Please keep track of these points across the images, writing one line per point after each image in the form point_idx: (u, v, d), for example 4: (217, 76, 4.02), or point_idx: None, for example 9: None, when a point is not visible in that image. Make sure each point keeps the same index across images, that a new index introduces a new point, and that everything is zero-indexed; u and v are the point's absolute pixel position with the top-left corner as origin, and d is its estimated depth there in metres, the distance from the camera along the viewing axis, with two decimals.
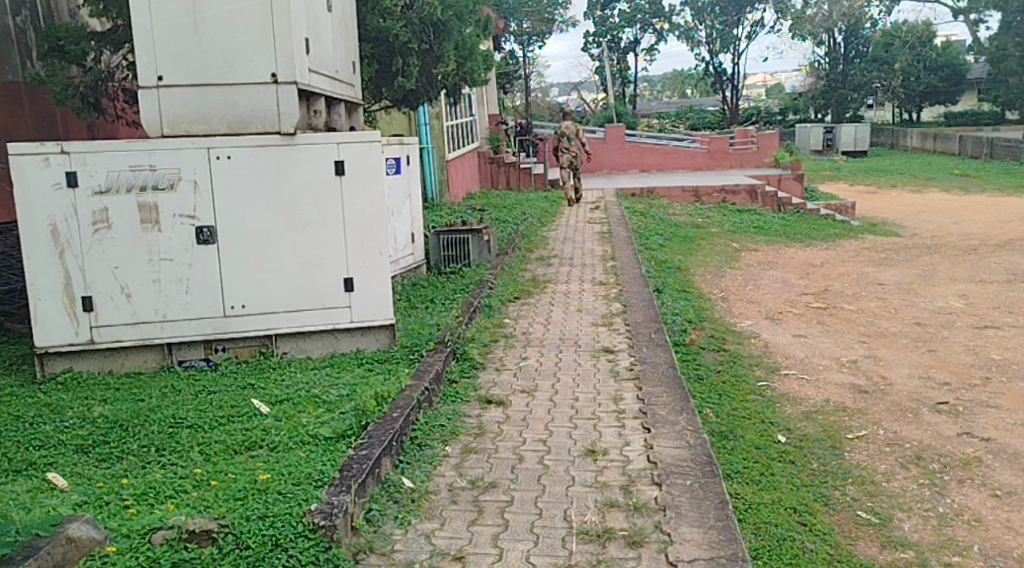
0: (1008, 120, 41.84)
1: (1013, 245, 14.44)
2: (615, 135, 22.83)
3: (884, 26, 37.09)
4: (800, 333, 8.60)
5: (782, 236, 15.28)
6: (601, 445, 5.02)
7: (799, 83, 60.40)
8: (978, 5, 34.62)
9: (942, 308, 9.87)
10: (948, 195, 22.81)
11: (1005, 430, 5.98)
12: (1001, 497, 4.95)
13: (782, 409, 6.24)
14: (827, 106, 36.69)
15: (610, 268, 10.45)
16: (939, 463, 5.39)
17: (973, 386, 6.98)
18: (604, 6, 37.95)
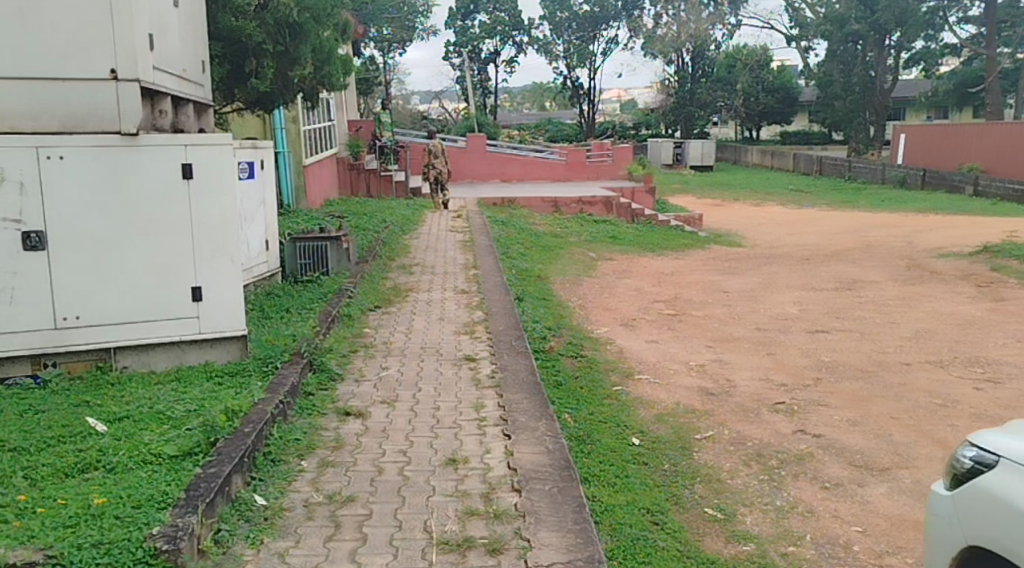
0: (835, 142, 45.12)
1: (841, 256, 15.52)
2: (476, 144, 22.99)
3: (728, 49, 39.17)
4: (652, 339, 8.89)
5: (636, 246, 15.79)
6: (461, 454, 5.00)
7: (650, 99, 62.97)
8: (809, 33, 37.18)
9: (780, 314, 10.48)
10: (785, 208, 24.26)
11: (834, 426, 6.38)
12: (830, 488, 5.28)
13: (636, 413, 6.43)
14: (676, 122, 38.35)
15: (471, 276, 10.46)
16: (777, 459, 5.70)
17: (807, 385, 7.43)
18: (464, 17, 38.22)
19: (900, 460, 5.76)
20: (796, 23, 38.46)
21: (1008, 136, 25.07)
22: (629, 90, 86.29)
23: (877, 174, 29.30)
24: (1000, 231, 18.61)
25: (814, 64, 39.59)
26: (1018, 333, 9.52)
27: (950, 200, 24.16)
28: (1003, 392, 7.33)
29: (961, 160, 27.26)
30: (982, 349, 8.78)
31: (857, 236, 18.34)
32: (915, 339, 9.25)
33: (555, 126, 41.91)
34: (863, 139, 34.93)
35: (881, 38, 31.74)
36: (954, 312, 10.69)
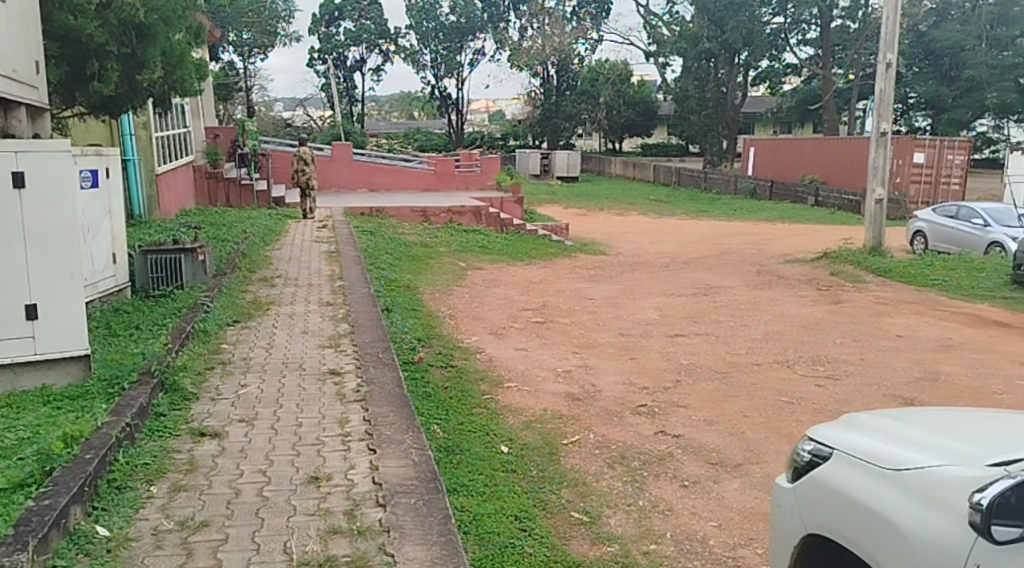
0: (693, 155, 47.10)
1: (699, 263, 16.20)
2: (342, 153, 22.63)
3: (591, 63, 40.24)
4: (521, 347, 8.98)
5: (505, 256, 15.93)
6: (325, 471, 4.88)
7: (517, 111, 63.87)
8: (666, 50, 38.73)
9: (643, 319, 10.82)
10: (647, 218, 25.12)
11: (692, 425, 6.64)
12: (689, 486, 5.47)
13: (505, 420, 6.47)
14: (543, 134, 39.07)
15: (338, 288, 10.28)
16: (640, 460, 5.86)
17: (667, 387, 7.70)
18: (329, 23, 37.60)
19: (751, 456, 6.04)
20: (653, 40, 39.95)
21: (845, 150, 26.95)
22: (494, 101, 87.39)
23: (730, 184, 30.77)
24: (838, 238, 19.89)
25: (671, 80, 41.23)
26: (855, 333, 10.20)
27: (795, 210, 25.65)
28: (842, 388, 7.82)
29: (804, 173, 29.01)
30: (823, 349, 9.35)
31: (712, 245, 19.17)
32: (765, 340, 9.74)
33: (424, 135, 41.87)
34: (716, 151, 36.56)
35: (730, 57, 33.46)
36: (799, 314, 11.33)
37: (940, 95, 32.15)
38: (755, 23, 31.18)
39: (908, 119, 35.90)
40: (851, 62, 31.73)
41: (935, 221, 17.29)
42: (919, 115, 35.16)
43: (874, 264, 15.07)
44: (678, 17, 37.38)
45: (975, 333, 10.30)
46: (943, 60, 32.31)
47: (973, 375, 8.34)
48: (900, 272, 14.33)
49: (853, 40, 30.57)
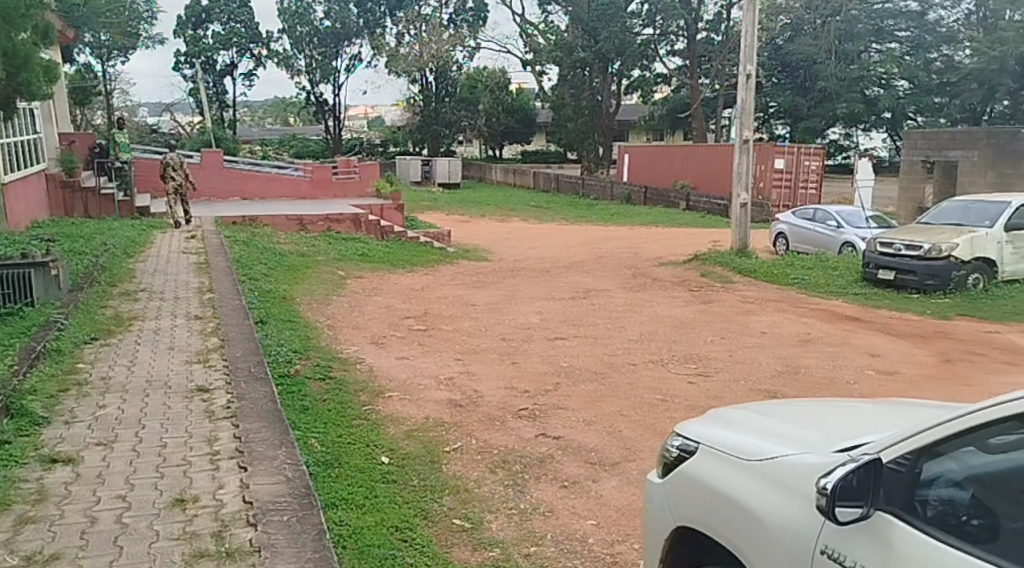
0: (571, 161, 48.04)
1: (578, 267, 16.48)
2: (211, 160, 21.84)
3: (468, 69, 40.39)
4: (402, 355, 8.89)
5: (385, 263, 15.74)
6: (191, 492, 4.67)
7: (397, 118, 63.45)
8: (541, 58, 39.34)
9: (523, 324, 10.90)
10: (527, 223, 25.39)
11: (571, 426, 6.74)
12: (568, 486, 5.54)
13: (386, 430, 6.37)
14: (422, 140, 39.01)
15: (207, 300, 9.88)
16: (521, 463, 5.90)
17: (547, 390, 7.77)
18: (195, 25, 36.23)
19: (628, 454, 6.17)
20: (530, 48, 40.41)
21: (713, 157, 28.05)
22: (373, 106, 86.47)
23: (606, 191, 31.50)
24: (708, 240, 20.68)
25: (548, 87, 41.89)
26: (724, 331, 10.61)
27: (668, 214, 26.49)
28: (713, 383, 8.12)
29: (675, 179, 29.98)
30: (696, 347, 9.68)
31: (590, 249, 19.56)
32: (641, 341, 10.00)
33: (300, 143, 41.46)
34: (593, 158, 37.42)
35: (604, 66, 34.36)
36: (673, 315, 11.70)
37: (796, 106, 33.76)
38: (627, 34, 31.71)
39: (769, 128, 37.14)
40: (716, 73, 33.25)
41: (796, 224, 18.22)
42: (779, 123, 36.82)
43: (741, 265, 15.75)
44: (553, 26, 38.06)
45: (833, 328, 10.91)
46: (799, 71, 34.20)
47: (830, 367, 8.83)
48: (764, 272, 15.02)
49: (717, 53, 32.30)
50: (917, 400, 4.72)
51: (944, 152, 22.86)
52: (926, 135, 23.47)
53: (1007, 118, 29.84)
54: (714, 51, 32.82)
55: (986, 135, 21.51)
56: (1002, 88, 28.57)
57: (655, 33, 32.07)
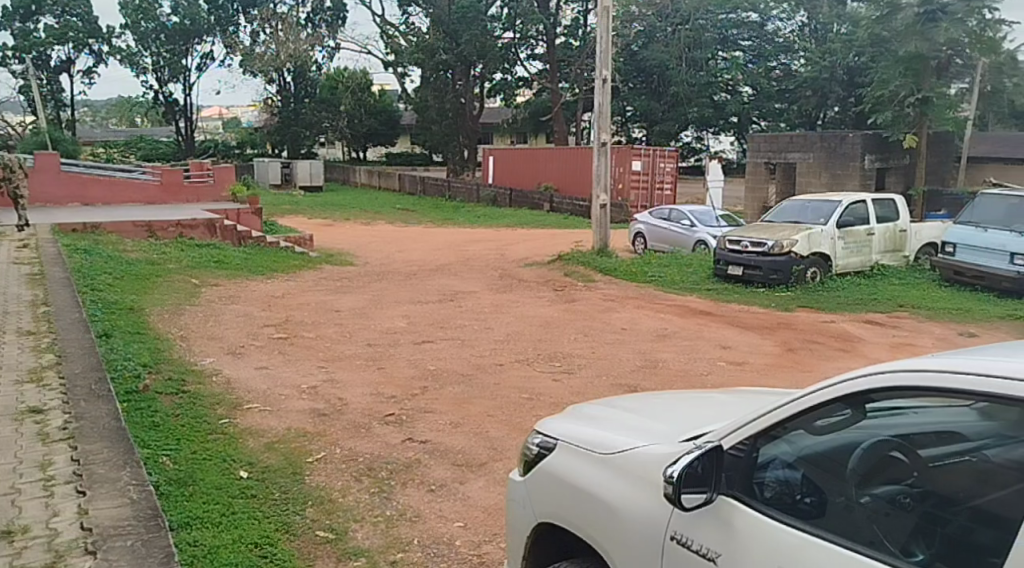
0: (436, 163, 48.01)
1: (443, 269, 16.44)
2: (47, 163, 20.32)
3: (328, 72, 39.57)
4: (261, 365, 8.56)
5: (243, 270, 15.15)
6: (21, 523, 4.32)
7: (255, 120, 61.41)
8: (403, 60, 39.08)
9: (389, 328, 10.74)
10: (392, 226, 25.10)
11: (438, 429, 6.67)
12: (435, 490, 5.47)
13: (244, 443, 6.10)
14: (282, 142, 37.93)
15: (43, 315, 9.18)
16: (387, 470, 5.78)
17: (414, 395, 7.67)
18: (26, 18, 33.79)
19: (495, 454, 6.15)
20: (390, 49, 40.01)
21: (575, 160, 28.57)
22: (229, 107, 83.35)
23: (472, 193, 31.62)
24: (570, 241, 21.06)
25: (410, 89, 41.62)
26: (587, 328, 10.81)
27: (531, 216, 26.79)
28: (577, 380, 8.26)
29: (539, 181, 30.39)
30: (561, 345, 9.82)
31: (455, 251, 19.53)
32: (507, 341, 10.05)
33: (149, 144, 39.54)
34: (458, 161, 37.47)
35: (466, 69, 34.52)
36: (537, 314, 11.83)
37: (652, 110, 34.62)
38: (488, 37, 32.16)
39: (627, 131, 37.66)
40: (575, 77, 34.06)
41: (653, 224, 18.81)
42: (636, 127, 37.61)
43: (602, 264, 16.14)
44: (414, 28, 37.87)
45: (688, 322, 11.33)
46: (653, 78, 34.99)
47: (685, 360, 9.16)
48: (624, 270, 15.44)
49: (576, 57, 33.13)
50: (770, 389, 4.93)
51: (784, 155, 24.27)
52: (769, 138, 24.82)
53: (839, 124, 31.95)
54: (573, 56, 33.67)
55: (820, 138, 23.03)
56: (834, 96, 30.58)
57: (516, 37, 33.03)
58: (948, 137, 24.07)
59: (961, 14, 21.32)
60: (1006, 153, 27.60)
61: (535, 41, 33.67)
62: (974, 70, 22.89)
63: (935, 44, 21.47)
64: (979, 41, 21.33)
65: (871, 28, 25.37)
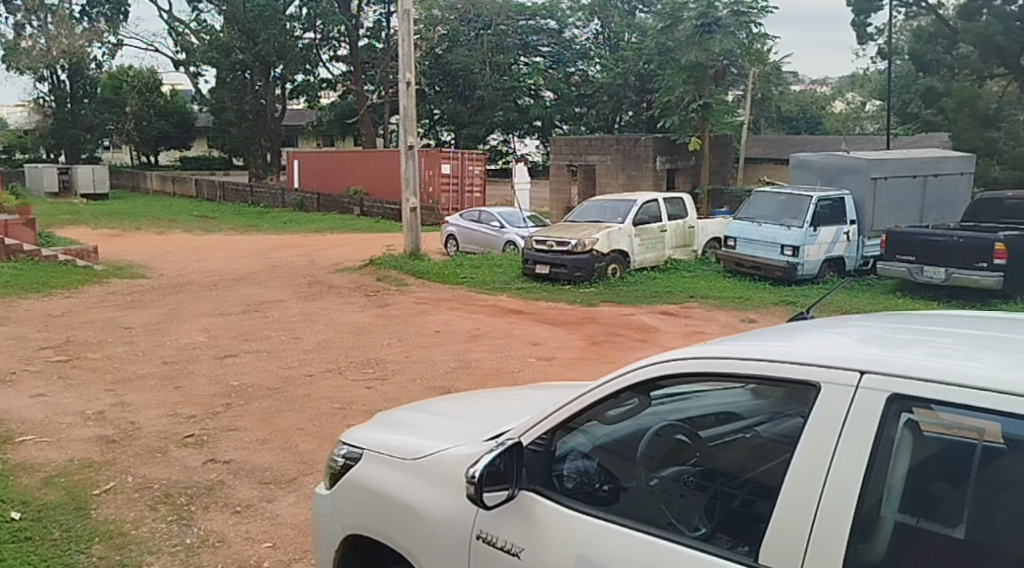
0: (236, 168, 46.14)
1: (245, 278, 15.80)
2: None
3: (110, 70, 36.93)
4: (39, 393, 7.83)
5: (17, 288, 13.83)
6: None
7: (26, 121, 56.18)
8: (194, 58, 37.15)
9: (186, 344, 10.17)
10: (189, 235, 23.82)
11: (242, 448, 6.41)
12: (241, 511, 5.25)
13: (16, 481, 5.59)
14: (59, 146, 34.92)
15: None
16: (186, 495, 5.49)
17: (216, 413, 7.31)
18: None
19: (305, 468, 6.00)
20: (181, 47, 37.95)
21: (382, 163, 28.35)
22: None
23: (277, 198, 30.67)
24: (380, 245, 20.86)
25: (204, 90, 39.61)
26: (398, 333, 10.76)
27: (340, 221, 26.26)
28: (389, 386, 8.20)
29: (347, 185, 29.90)
30: (371, 352, 9.71)
31: (259, 259, 18.81)
32: (317, 351, 9.79)
33: None
34: (260, 165, 36.31)
35: (266, 70, 33.37)
36: (348, 321, 11.62)
37: (459, 113, 35.04)
38: (286, 37, 31.16)
39: (434, 133, 37.62)
40: (380, 80, 33.89)
41: (463, 226, 19.00)
42: (444, 130, 37.66)
43: (413, 267, 16.11)
44: (206, 25, 36.16)
45: (498, 322, 11.52)
46: (458, 80, 35.46)
47: (497, 358, 9.34)
48: (435, 273, 15.49)
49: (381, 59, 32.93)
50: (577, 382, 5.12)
51: (584, 158, 25.28)
52: (569, 142, 25.82)
53: (634, 128, 33.68)
54: (377, 58, 33.66)
55: (616, 141, 24.24)
56: (628, 101, 32.34)
57: (317, 38, 32.36)
58: (727, 140, 26.02)
59: (733, 26, 23.06)
60: (777, 154, 30.42)
61: (337, 42, 33.13)
62: (748, 78, 24.91)
63: (712, 54, 23.10)
64: (749, 52, 23.19)
65: (658, 37, 26.95)
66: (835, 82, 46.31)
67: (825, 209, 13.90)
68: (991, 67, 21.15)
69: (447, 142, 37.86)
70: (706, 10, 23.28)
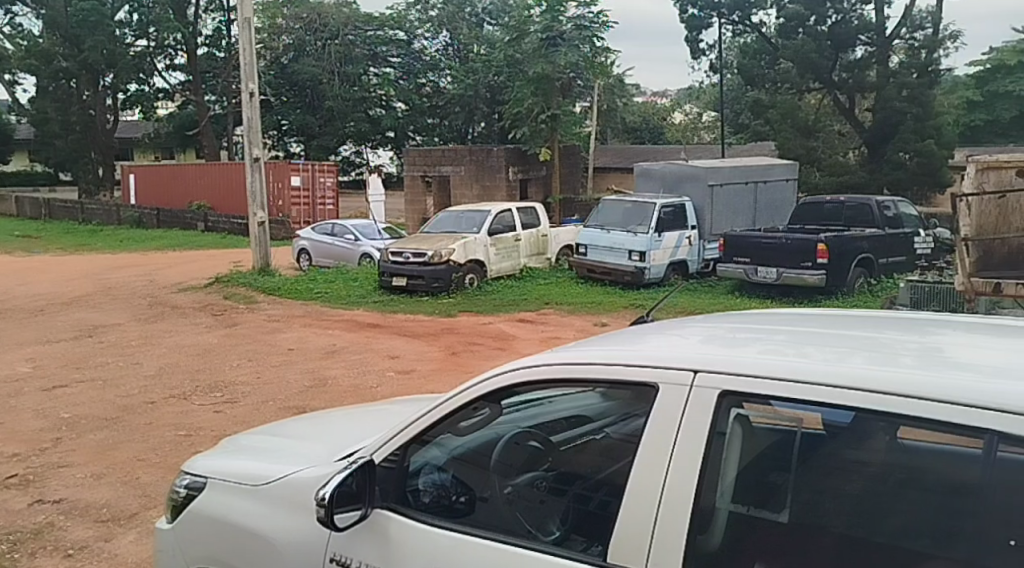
0: (64, 182, 43.37)
1: (77, 302, 14.86)
2: None
3: None
4: None
5: None
6: None
7: None
8: (11, 65, 34.59)
9: (11, 375, 9.45)
10: (12, 256, 22.17)
11: (74, 485, 6.01)
12: (73, 555, 4.91)
13: None
14: None
15: None
16: (10, 542, 5.08)
17: (44, 449, 6.82)
18: None
19: (148, 502, 5.68)
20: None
21: (225, 175, 27.40)
22: None
23: (111, 215, 29.10)
24: (227, 262, 20.11)
25: (25, 99, 37.00)
26: (248, 353, 10.40)
27: (183, 237, 25.16)
28: (239, 409, 7.91)
29: (189, 199, 28.67)
30: (219, 374, 9.33)
31: (93, 280, 17.72)
32: (160, 376, 9.31)
33: None
34: (91, 180, 34.30)
35: (94, 78, 31.55)
36: (193, 343, 11.11)
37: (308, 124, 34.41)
38: (116, 44, 29.58)
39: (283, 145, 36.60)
40: (221, 90, 32.68)
41: (316, 239, 18.61)
42: (292, 141, 36.68)
43: (264, 284, 15.62)
44: (25, 31, 33.80)
45: (354, 337, 11.33)
46: (306, 91, 34.80)
47: (353, 374, 9.18)
48: (287, 289, 15.08)
49: (222, 69, 31.71)
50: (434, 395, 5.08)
51: (439, 169, 25.46)
52: (422, 153, 25.93)
53: (487, 138, 33.94)
54: (218, 67, 32.45)
55: (469, 152, 24.56)
56: (479, 112, 32.52)
57: (150, 45, 30.85)
58: (576, 150, 26.71)
59: (577, 40, 23.75)
60: (624, 164, 31.54)
61: (173, 50, 31.78)
62: (593, 90, 25.57)
63: (558, 66, 23.54)
64: (593, 65, 23.87)
65: (506, 50, 27.39)
66: (678, 94, 48.34)
67: (669, 215, 14.53)
68: (808, 81, 22.69)
69: (296, 154, 37.07)
70: (550, 23, 23.80)
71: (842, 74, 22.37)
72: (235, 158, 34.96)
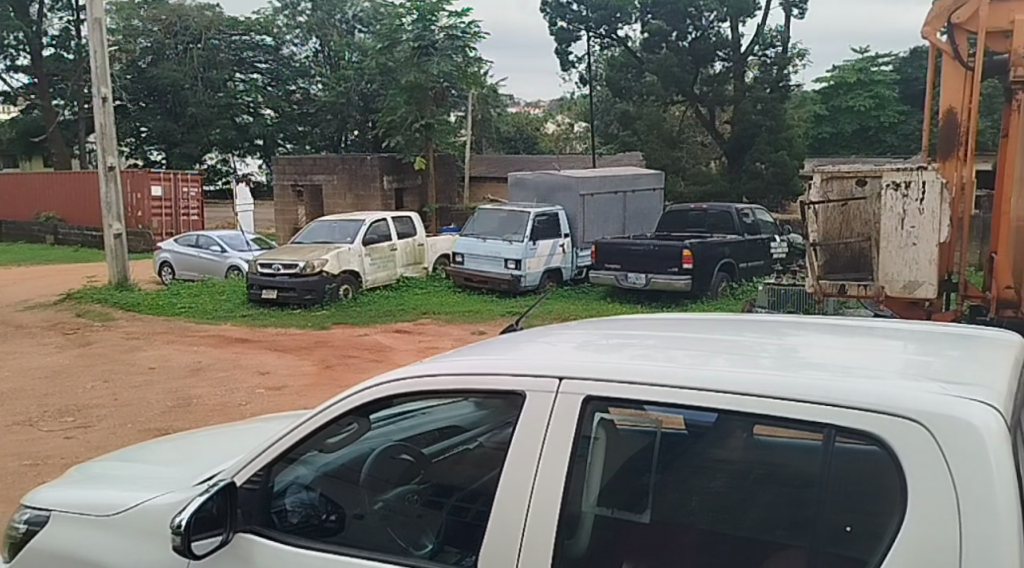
0: None
1: None
2: None
3: None
4: None
5: None
6: None
7: None
8: None
9: None
10: None
11: None
12: None
13: None
14: None
15: None
16: None
17: None
18: None
19: None
20: None
21: (72, 181, 25.78)
22: None
23: None
24: (82, 277, 19.01)
25: None
26: (104, 374, 9.83)
27: (28, 250, 23.79)
28: (93, 434, 7.45)
29: (34, 208, 26.92)
30: (72, 397, 8.78)
31: None
32: (3, 402, 8.67)
33: None
34: None
35: None
36: (42, 365, 10.41)
37: (169, 131, 32.67)
38: None
39: (142, 152, 34.92)
40: (70, 94, 30.87)
41: (179, 251, 17.84)
42: (152, 149, 34.91)
43: (123, 301, 14.82)
44: None
45: (221, 353, 10.90)
46: (166, 96, 32.98)
47: (221, 393, 8.83)
48: (148, 305, 14.39)
49: (71, 72, 29.86)
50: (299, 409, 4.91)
51: (310, 177, 25.05)
52: (291, 161, 25.39)
53: (360, 146, 33.48)
54: (67, 69, 30.47)
55: (341, 161, 24.22)
56: (352, 119, 31.90)
57: None
58: (451, 159, 26.66)
59: (449, 50, 23.68)
60: (498, 172, 31.76)
61: (16, 50, 29.77)
62: (466, 99, 25.54)
63: (431, 75, 23.31)
64: (466, 75, 23.78)
65: (378, 58, 27.00)
66: (552, 105, 49.13)
67: (542, 223, 14.73)
68: (672, 94, 23.45)
69: (156, 162, 35.30)
70: (422, 33, 23.60)
71: (702, 88, 23.33)
72: (88, 166, 33.03)
